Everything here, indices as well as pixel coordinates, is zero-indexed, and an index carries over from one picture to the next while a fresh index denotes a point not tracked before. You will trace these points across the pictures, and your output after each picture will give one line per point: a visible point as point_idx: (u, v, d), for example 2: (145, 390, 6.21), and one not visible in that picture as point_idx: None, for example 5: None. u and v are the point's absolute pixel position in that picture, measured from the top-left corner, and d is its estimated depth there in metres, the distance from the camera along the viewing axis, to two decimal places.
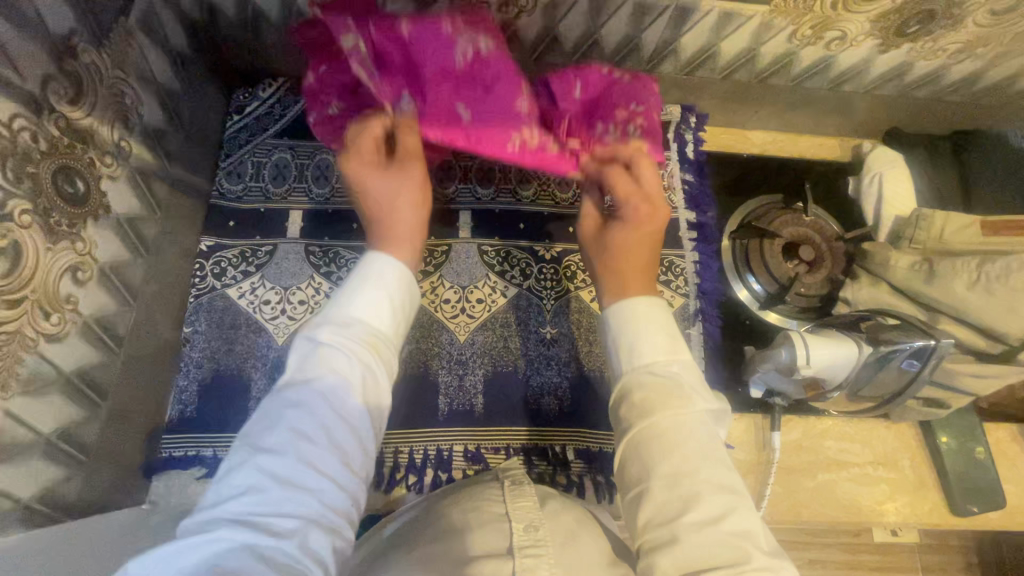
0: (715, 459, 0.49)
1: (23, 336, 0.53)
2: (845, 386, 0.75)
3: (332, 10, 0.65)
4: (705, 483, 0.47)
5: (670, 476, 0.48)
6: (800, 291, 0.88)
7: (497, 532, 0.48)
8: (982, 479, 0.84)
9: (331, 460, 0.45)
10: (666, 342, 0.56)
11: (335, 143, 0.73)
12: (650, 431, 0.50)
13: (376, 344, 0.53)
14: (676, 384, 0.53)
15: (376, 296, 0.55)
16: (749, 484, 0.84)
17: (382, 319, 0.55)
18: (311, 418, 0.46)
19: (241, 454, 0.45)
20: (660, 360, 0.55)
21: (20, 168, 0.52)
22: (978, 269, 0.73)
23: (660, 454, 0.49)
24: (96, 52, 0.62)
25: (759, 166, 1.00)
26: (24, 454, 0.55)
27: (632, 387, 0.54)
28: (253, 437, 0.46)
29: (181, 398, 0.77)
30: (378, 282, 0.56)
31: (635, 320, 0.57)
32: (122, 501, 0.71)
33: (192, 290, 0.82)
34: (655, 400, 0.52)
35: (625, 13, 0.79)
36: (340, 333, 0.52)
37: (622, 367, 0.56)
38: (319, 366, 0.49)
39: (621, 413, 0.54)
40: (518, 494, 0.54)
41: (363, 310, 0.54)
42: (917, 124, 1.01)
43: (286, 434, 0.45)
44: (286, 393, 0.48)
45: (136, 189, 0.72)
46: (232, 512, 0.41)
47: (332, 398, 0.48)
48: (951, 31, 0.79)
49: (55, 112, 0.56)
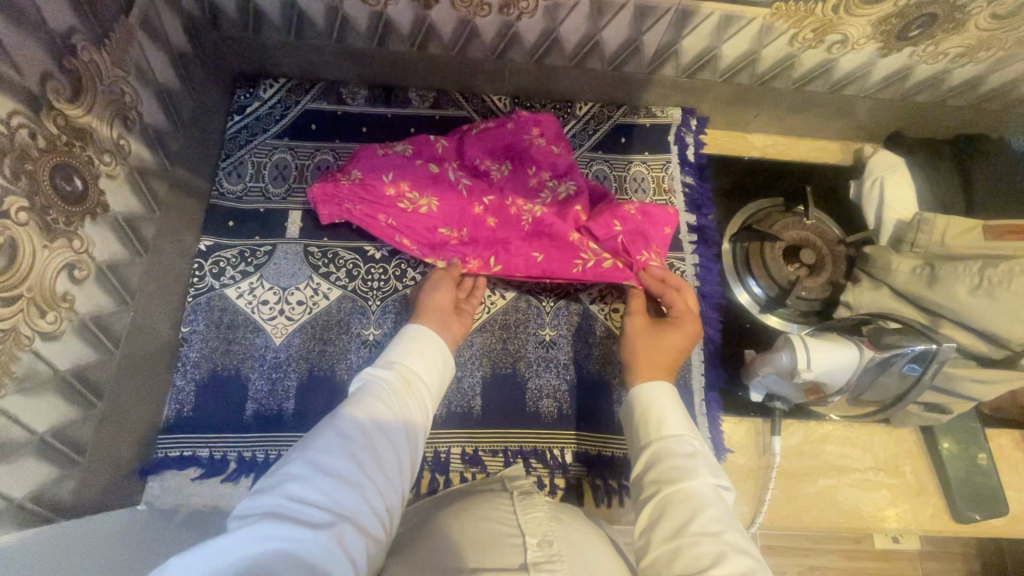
0: (733, 524, 0.52)
1: (19, 333, 0.53)
2: (845, 391, 0.74)
3: (385, 168, 0.83)
4: (731, 542, 0.49)
5: (697, 533, 0.50)
6: (801, 295, 0.88)
7: (511, 549, 0.48)
8: (985, 486, 0.84)
9: (372, 468, 0.50)
10: (687, 421, 0.63)
11: (434, 251, 0.83)
12: (679, 494, 0.54)
13: (414, 386, 0.62)
14: (696, 458, 0.58)
15: (415, 349, 0.66)
16: (749, 489, 0.84)
17: (420, 368, 0.64)
18: (356, 429, 0.53)
19: (291, 456, 0.49)
20: (683, 435, 0.61)
21: (17, 165, 0.52)
22: (980, 273, 0.71)
23: (687, 514, 0.52)
24: (96, 50, 0.62)
25: (760, 169, 1.00)
26: (17, 453, 0.55)
27: (659, 458, 0.59)
28: (304, 442, 0.51)
29: (178, 397, 0.78)
30: (416, 340, 0.67)
31: (660, 402, 0.64)
32: (119, 501, 0.71)
33: (191, 290, 0.83)
34: (682, 468, 0.57)
35: (626, 15, 0.79)
36: (384, 371, 0.61)
37: (646, 442, 0.62)
38: (367, 392, 0.58)
39: (648, 481, 0.58)
40: (529, 505, 0.55)
41: (404, 355, 0.64)
42: (918, 128, 1.01)
43: (335, 438, 0.51)
44: (336, 411, 0.55)
45: (135, 188, 0.71)
46: (281, 494, 0.45)
47: (375, 415, 0.55)
48: (952, 35, 0.79)
49: (54, 109, 0.56)
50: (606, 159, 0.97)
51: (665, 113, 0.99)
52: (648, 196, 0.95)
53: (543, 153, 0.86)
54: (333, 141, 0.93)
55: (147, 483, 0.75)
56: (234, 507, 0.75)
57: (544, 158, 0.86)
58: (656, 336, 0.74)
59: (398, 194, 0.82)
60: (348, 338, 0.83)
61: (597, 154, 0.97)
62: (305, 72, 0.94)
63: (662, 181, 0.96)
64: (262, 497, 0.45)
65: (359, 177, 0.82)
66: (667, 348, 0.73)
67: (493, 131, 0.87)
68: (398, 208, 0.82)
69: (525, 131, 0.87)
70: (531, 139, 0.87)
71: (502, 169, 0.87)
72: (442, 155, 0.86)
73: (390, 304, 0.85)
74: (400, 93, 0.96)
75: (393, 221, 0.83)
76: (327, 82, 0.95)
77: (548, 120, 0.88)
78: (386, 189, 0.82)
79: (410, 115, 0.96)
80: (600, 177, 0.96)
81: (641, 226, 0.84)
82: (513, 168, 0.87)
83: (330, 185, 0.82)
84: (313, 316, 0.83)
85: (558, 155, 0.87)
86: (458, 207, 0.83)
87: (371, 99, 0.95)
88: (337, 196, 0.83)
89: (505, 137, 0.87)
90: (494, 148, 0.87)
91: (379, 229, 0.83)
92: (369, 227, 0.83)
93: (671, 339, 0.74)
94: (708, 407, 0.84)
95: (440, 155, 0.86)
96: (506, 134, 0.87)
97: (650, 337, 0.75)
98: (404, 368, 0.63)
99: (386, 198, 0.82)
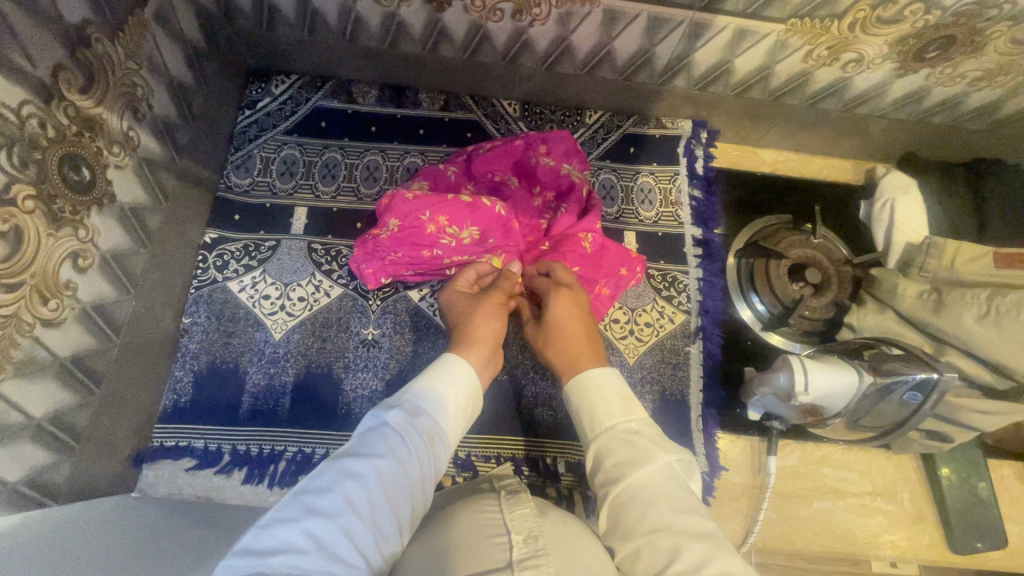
0: (687, 509, 0.50)
1: (21, 319, 0.54)
2: (844, 414, 0.73)
3: (416, 204, 0.78)
4: (684, 533, 0.47)
5: (649, 532, 0.48)
6: (804, 314, 0.87)
7: (494, 548, 0.47)
8: (984, 517, 0.82)
9: (370, 538, 0.47)
10: (620, 403, 0.60)
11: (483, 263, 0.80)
12: (628, 492, 0.52)
13: (431, 441, 0.57)
14: (638, 444, 0.55)
15: (439, 394, 0.61)
16: (741, 508, 0.83)
17: (444, 422, 0.60)
18: (362, 491, 0.49)
19: (293, 510, 0.46)
20: (618, 422, 0.58)
21: (26, 154, 0.52)
22: (988, 301, 0.70)
23: (639, 512, 0.50)
24: (109, 42, 0.63)
25: (770, 184, 0.99)
26: (13, 437, 0.55)
27: (604, 455, 0.57)
28: (305, 498, 0.48)
29: (176, 387, 0.79)
30: (440, 383, 0.62)
31: (592, 390, 0.62)
32: (113, 488, 0.71)
33: (194, 281, 0.83)
34: (625, 463, 0.54)
35: (639, 25, 0.79)
36: (406, 421, 0.57)
37: (589, 441, 0.59)
38: (380, 444, 0.54)
39: (598, 481, 0.56)
40: (516, 502, 0.54)
41: (430, 404, 0.60)
42: (933, 150, 0.99)
43: (338, 501, 0.48)
44: (345, 463, 0.51)
45: (142, 178, 0.72)
46: (270, 565, 0.42)
47: (384, 476, 0.51)
48: (971, 58, 0.78)
49: (65, 100, 0.57)
50: (614, 168, 0.96)
51: (675, 124, 0.99)
52: (654, 208, 0.95)
53: (547, 171, 0.84)
54: (342, 140, 0.93)
55: (141, 472, 0.76)
56: (226, 498, 0.76)
57: (548, 177, 0.84)
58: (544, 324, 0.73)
59: (437, 234, 0.78)
60: (346, 337, 0.83)
61: (605, 163, 0.96)
62: (318, 69, 0.94)
63: (670, 193, 0.96)
64: (250, 563, 0.42)
65: (397, 226, 0.79)
66: (564, 327, 0.71)
67: (512, 152, 0.85)
68: (442, 244, 0.79)
69: (532, 149, 0.85)
70: (539, 157, 0.85)
71: (513, 188, 0.85)
72: (457, 182, 0.85)
73: (390, 305, 0.85)
74: (410, 94, 0.97)
75: (440, 254, 0.79)
76: (338, 81, 0.96)
77: (559, 136, 0.86)
78: (425, 231, 0.78)
79: (420, 117, 0.96)
80: (607, 186, 0.95)
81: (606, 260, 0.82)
82: (520, 186, 0.85)
83: (370, 244, 0.80)
84: (313, 313, 0.84)
85: (566, 173, 0.85)
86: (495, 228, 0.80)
87: (381, 99, 0.96)
88: (378, 251, 0.80)
89: (514, 154, 0.85)
90: (508, 165, 0.85)
91: (423, 262, 0.80)
92: (417, 264, 0.80)
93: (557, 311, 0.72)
94: (704, 423, 0.84)
95: (455, 182, 0.85)
96: (515, 151, 0.85)
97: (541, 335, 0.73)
98: (424, 418, 0.58)
99: (427, 240, 0.79)
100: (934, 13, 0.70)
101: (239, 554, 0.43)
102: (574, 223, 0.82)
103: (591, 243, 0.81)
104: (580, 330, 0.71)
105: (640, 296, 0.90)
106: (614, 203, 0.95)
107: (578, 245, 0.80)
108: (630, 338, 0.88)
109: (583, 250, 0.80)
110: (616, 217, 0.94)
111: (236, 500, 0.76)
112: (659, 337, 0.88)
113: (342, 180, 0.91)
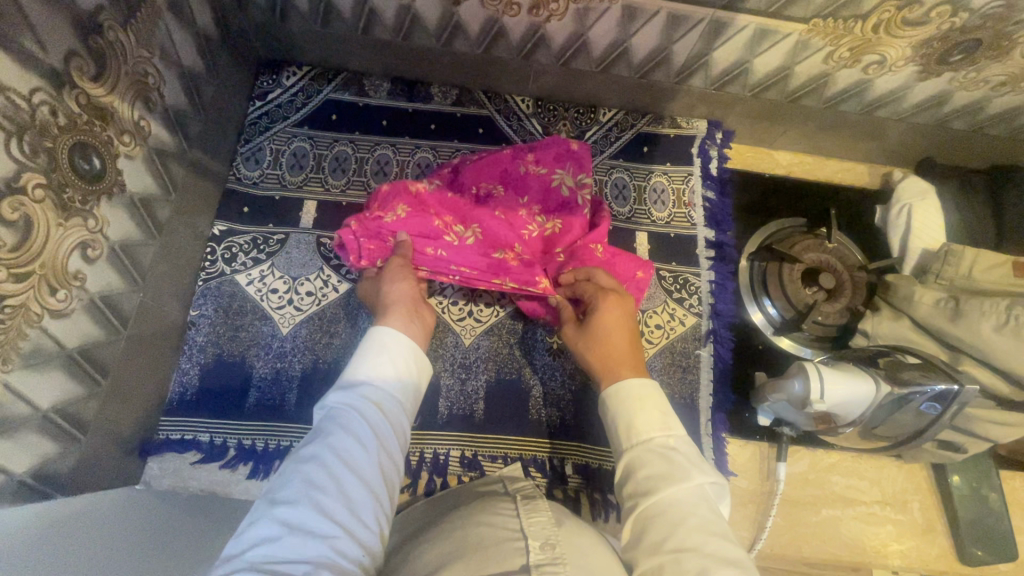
0: (717, 532, 0.49)
1: (29, 309, 0.53)
2: (858, 423, 0.72)
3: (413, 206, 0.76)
4: (713, 556, 0.46)
5: (675, 550, 0.47)
6: (818, 320, 0.86)
7: (511, 552, 0.46)
8: (994, 528, 0.81)
9: (343, 508, 0.47)
10: (660, 417, 0.58)
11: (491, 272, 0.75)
12: (657, 506, 0.51)
13: (382, 408, 0.58)
14: (675, 459, 0.54)
15: (378, 365, 0.61)
16: (749, 514, 0.82)
17: (389, 386, 0.60)
18: (323, 470, 0.49)
19: (260, 509, 0.47)
20: (656, 435, 0.57)
21: (37, 142, 0.51)
22: (1007, 310, 0.68)
23: (667, 529, 0.49)
24: (122, 30, 0.62)
25: (784, 187, 0.98)
26: (21, 428, 0.55)
27: (637, 464, 0.56)
28: (269, 495, 0.48)
29: (182, 379, 0.78)
30: (379, 351, 0.62)
31: (630, 398, 0.60)
32: (118, 480, 0.71)
33: (202, 273, 0.83)
34: (658, 476, 0.53)
35: (657, 23, 0.78)
36: (350, 395, 0.57)
37: (623, 447, 0.58)
38: (330, 424, 0.54)
39: (626, 490, 0.55)
40: (533, 508, 0.54)
41: (370, 373, 0.60)
42: (952, 156, 0.98)
43: (302, 486, 0.48)
44: (299, 451, 0.52)
45: (152, 169, 0.71)
46: (249, 560, 0.42)
47: (343, 450, 0.51)
48: (995, 62, 0.76)
49: (76, 88, 0.56)
50: (627, 168, 0.95)
51: (689, 125, 0.97)
52: (667, 209, 0.94)
53: (537, 180, 0.80)
54: (353, 133, 0.92)
55: (146, 464, 0.75)
56: (231, 493, 0.75)
57: (537, 186, 0.80)
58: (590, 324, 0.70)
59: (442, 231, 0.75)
60: (354, 332, 0.82)
61: (618, 162, 0.95)
62: (330, 61, 0.93)
63: (683, 194, 0.95)
64: (228, 566, 0.42)
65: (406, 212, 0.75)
66: (608, 333, 0.69)
67: (506, 163, 0.81)
68: (446, 241, 0.75)
69: (520, 157, 0.82)
70: (527, 166, 0.81)
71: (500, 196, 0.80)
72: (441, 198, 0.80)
73: None
74: (422, 88, 0.96)
75: (443, 253, 0.74)
76: (350, 73, 0.95)
77: (547, 142, 0.82)
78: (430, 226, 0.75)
79: (432, 112, 0.95)
80: (619, 185, 0.94)
81: (620, 265, 0.79)
82: (506, 194, 0.80)
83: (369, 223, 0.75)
84: (321, 308, 0.83)
85: (556, 182, 0.80)
86: (503, 230, 0.76)
87: (392, 93, 0.95)
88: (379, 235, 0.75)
89: (501, 162, 0.82)
90: (495, 173, 0.81)
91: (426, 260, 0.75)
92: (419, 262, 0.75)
93: (608, 310, 0.70)
94: (714, 428, 0.83)
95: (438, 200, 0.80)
96: (502, 160, 0.82)
97: (584, 339, 0.70)
98: (369, 388, 0.58)
99: (432, 233, 0.75)
100: (961, 16, 0.69)
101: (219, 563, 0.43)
102: (581, 235, 0.80)
103: (603, 251, 0.78)
104: (626, 325, 0.70)
105: (651, 298, 0.89)
106: (626, 203, 0.94)
107: (592, 254, 0.77)
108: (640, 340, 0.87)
109: (598, 257, 0.78)
110: (628, 217, 0.93)
111: (241, 494, 0.75)
112: (669, 339, 0.87)
113: (353, 174, 0.90)
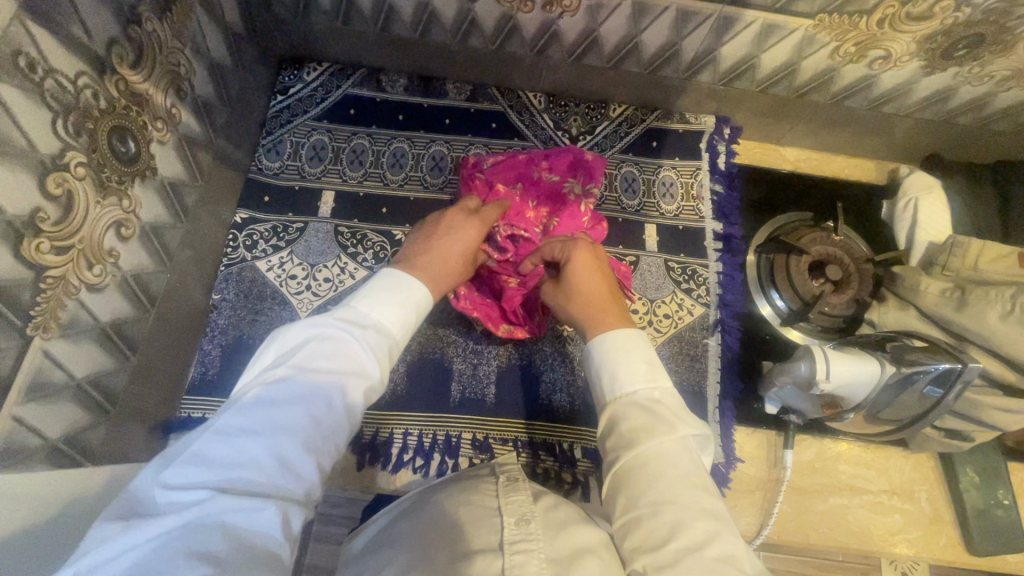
0: (697, 484, 0.49)
1: (68, 282, 0.56)
2: (863, 407, 0.73)
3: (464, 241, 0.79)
4: (691, 509, 0.47)
5: (653, 503, 0.48)
6: (823, 310, 0.87)
7: (488, 527, 0.47)
8: (1001, 519, 0.81)
9: (328, 452, 0.45)
10: (646, 368, 0.56)
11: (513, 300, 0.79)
12: (638, 459, 0.50)
13: (390, 357, 0.54)
14: (659, 413, 0.53)
15: (406, 315, 0.56)
16: (757, 500, 0.83)
17: (404, 338, 0.56)
18: (326, 408, 0.46)
19: (251, 423, 0.42)
20: (640, 386, 0.55)
21: (80, 123, 0.55)
22: (1012, 299, 0.69)
23: (647, 480, 0.49)
24: (158, 21, 0.65)
25: (793, 181, 0.99)
26: (59, 394, 0.58)
27: (618, 417, 0.54)
28: (261, 407, 0.44)
29: (204, 360, 0.81)
30: (410, 302, 0.57)
31: (614, 351, 0.58)
32: (142, 456, 0.73)
33: (225, 259, 0.86)
34: (640, 430, 0.52)
35: (667, 19, 0.80)
36: (373, 335, 0.52)
37: (605, 396, 0.57)
38: (344, 359, 0.49)
39: (608, 444, 0.54)
40: (512, 488, 0.53)
41: (396, 321, 0.55)
42: (957, 150, 0.99)
43: (302, 417, 0.44)
44: (306, 374, 0.47)
45: (181, 156, 0.75)
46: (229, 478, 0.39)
47: (350, 392, 0.48)
48: (999, 57, 0.78)
49: (116, 74, 0.59)
50: (637, 162, 0.97)
51: (698, 120, 1.00)
52: (675, 202, 0.96)
53: (548, 185, 0.83)
54: (370, 127, 0.95)
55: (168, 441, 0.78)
56: None
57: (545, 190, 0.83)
58: (569, 281, 0.69)
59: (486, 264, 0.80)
60: None
61: (627, 156, 0.98)
62: (349, 58, 0.97)
63: (692, 187, 0.97)
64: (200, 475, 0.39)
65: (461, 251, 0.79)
66: (586, 287, 0.68)
67: (510, 171, 0.83)
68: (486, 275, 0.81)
69: (534, 164, 0.84)
70: (540, 172, 0.83)
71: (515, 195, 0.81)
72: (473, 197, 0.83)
73: None
74: (438, 83, 0.99)
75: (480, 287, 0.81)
76: (368, 69, 0.98)
77: (560, 149, 0.83)
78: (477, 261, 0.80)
79: (446, 106, 0.98)
80: (629, 178, 0.97)
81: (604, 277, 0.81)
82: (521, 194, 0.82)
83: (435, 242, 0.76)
84: (337, 294, 0.85)
85: (566, 189, 0.83)
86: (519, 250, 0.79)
87: (409, 89, 0.98)
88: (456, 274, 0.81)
89: (517, 167, 0.84)
90: (511, 176, 0.83)
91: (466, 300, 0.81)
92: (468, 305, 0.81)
93: (582, 277, 0.69)
94: (721, 415, 0.84)
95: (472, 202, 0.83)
96: (518, 164, 0.84)
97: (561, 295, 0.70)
98: (388, 336, 0.54)
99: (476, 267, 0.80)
100: (964, 10, 0.71)
101: (192, 462, 0.40)
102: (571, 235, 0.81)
103: None
104: (603, 285, 0.68)
105: (660, 288, 0.91)
106: (635, 196, 0.96)
107: None
108: (649, 329, 0.89)
109: None
110: (638, 209, 0.95)
111: None
112: (678, 329, 0.89)
113: (370, 166, 0.93)
